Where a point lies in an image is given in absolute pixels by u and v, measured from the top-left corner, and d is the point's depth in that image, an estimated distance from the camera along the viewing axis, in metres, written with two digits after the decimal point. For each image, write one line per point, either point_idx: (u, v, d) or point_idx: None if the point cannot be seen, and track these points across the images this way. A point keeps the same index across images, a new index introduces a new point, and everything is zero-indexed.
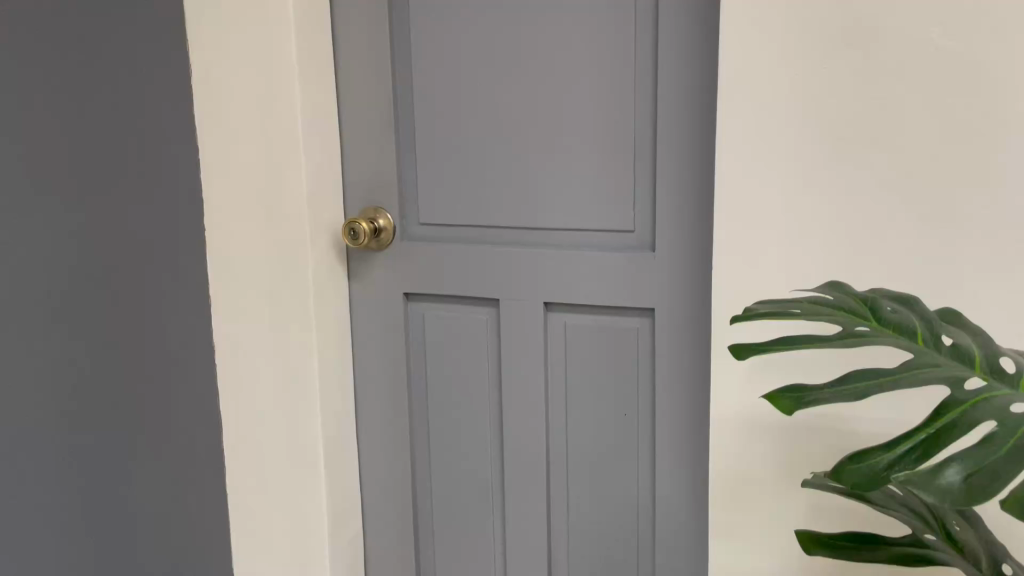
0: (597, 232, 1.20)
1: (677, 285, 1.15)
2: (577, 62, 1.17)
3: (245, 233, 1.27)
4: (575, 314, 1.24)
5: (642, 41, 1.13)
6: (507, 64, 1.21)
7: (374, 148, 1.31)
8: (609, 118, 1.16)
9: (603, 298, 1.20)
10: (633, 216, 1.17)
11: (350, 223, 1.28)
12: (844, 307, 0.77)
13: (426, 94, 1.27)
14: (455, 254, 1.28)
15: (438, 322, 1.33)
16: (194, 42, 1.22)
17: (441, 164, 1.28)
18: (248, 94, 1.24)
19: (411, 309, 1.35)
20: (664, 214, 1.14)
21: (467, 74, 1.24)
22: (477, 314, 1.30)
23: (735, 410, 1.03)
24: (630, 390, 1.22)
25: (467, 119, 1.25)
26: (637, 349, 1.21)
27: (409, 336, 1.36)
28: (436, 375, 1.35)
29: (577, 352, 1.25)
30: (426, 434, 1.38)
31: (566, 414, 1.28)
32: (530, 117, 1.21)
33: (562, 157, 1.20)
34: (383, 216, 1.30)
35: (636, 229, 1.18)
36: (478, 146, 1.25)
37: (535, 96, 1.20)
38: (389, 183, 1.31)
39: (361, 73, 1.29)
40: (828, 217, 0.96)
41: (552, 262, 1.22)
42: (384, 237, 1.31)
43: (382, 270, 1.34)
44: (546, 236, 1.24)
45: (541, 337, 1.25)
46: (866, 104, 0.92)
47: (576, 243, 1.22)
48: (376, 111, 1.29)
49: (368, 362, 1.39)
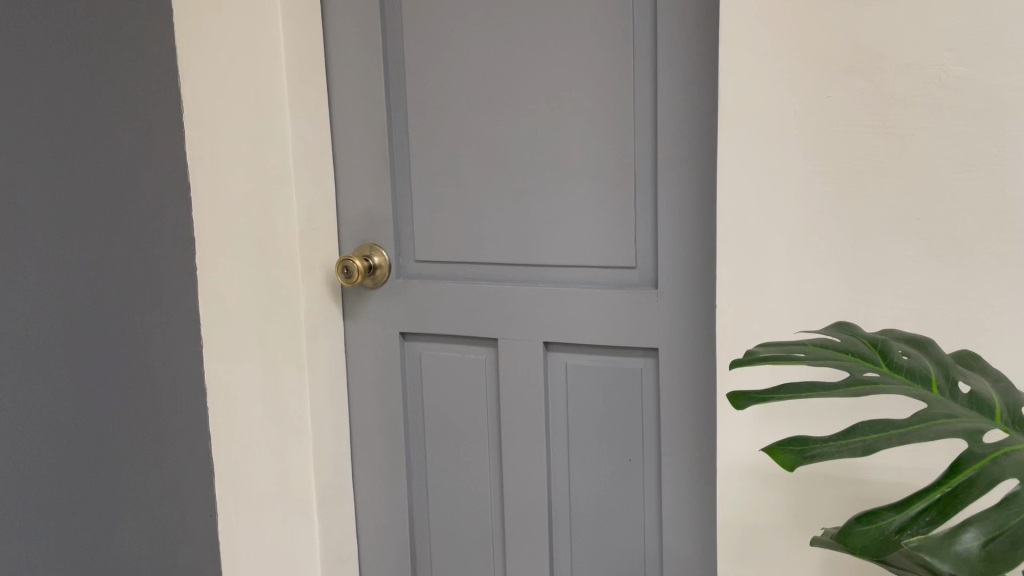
0: (597, 268, 1.15)
1: (681, 324, 1.10)
2: (575, 94, 1.13)
3: (237, 270, 1.25)
4: (577, 354, 1.19)
5: (640, 70, 1.09)
6: (503, 96, 1.18)
7: (368, 183, 1.27)
8: (607, 150, 1.12)
9: (605, 338, 1.15)
10: (634, 252, 1.12)
11: (343, 260, 1.23)
12: (854, 350, 0.72)
13: (422, 128, 1.24)
14: (453, 292, 1.24)
15: (435, 362, 1.28)
16: (188, 79, 1.23)
17: (438, 200, 1.24)
18: (240, 130, 1.21)
19: (407, 349, 1.31)
20: (665, 251, 1.09)
21: (463, 107, 1.20)
22: (475, 354, 1.26)
23: (740, 458, 0.97)
24: (634, 435, 1.17)
25: (463, 154, 1.21)
26: (641, 391, 1.15)
27: (405, 377, 1.31)
28: (434, 418, 1.30)
29: (579, 394, 1.19)
30: (424, 475, 1.33)
31: (568, 459, 1.22)
32: (527, 151, 1.17)
33: (561, 191, 1.16)
34: (378, 253, 1.26)
35: (637, 265, 1.13)
36: (475, 182, 1.21)
37: (531, 129, 1.16)
38: (383, 219, 1.27)
39: (355, 107, 1.26)
40: (837, 254, 0.90)
41: (552, 300, 1.18)
42: (379, 275, 1.27)
43: (379, 308, 1.30)
44: (545, 272, 1.19)
45: (541, 378, 1.20)
46: (876, 132, 0.87)
47: (575, 280, 1.17)
48: (371, 144, 1.26)
49: (366, 403, 1.34)
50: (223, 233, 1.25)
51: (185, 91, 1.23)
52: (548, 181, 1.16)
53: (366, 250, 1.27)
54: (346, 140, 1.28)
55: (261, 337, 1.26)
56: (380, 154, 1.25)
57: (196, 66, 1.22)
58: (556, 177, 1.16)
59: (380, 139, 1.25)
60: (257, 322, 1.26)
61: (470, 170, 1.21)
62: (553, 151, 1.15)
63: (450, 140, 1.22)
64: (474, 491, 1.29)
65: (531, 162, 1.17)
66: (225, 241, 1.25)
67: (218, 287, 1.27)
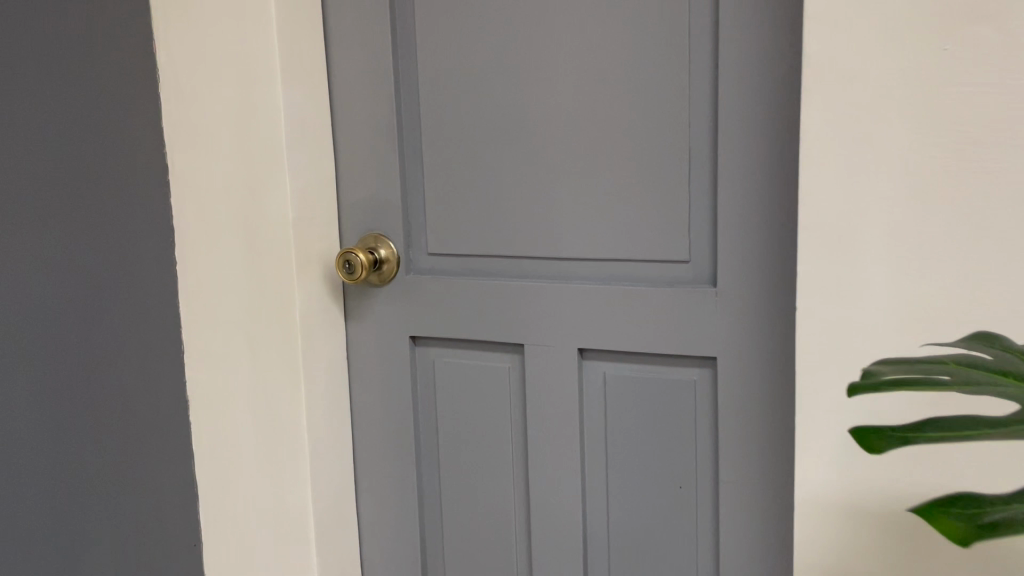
0: (643, 263, 0.98)
1: (745, 330, 0.92)
2: (618, 57, 0.95)
3: (222, 265, 1.08)
4: (618, 363, 1.01)
5: (697, 27, 0.91)
6: (532, 62, 1.00)
7: (373, 165, 1.10)
8: (655, 123, 0.94)
9: (652, 347, 0.98)
10: (688, 244, 0.95)
11: (345, 253, 1.06)
12: (1015, 372, 0.54)
13: (435, 100, 1.06)
14: (472, 290, 1.07)
15: (450, 371, 1.11)
16: (164, 43, 1.07)
17: (454, 184, 1.07)
18: (223, 101, 1.04)
19: (418, 356, 1.14)
20: (726, 243, 0.91)
21: (484, 75, 1.03)
22: (497, 363, 1.09)
23: (825, 493, 0.80)
24: (685, 458, 1.00)
25: (484, 130, 1.04)
26: (695, 407, 0.98)
27: (416, 387, 1.14)
28: (449, 435, 1.14)
29: (619, 410, 1.02)
30: (437, 500, 1.16)
31: (606, 485, 1.05)
32: (559, 126, 0.99)
33: (600, 173, 0.98)
34: (384, 245, 1.09)
35: (691, 259, 0.95)
36: (498, 163, 1.04)
37: (564, 100, 0.99)
38: (390, 207, 1.10)
39: (359, 76, 1.09)
40: (953, 247, 0.73)
41: (589, 301, 1.00)
42: (386, 270, 1.10)
43: (385, 309, 1.13)
44: (580, 267, 1.02)
45: (575, 390, 1.03)
46: (1006, 94, 0.69)
47: (615, 277, 1.00)
48: (376, 120, 1.08)
49: (371, 416, 1.17)
50: (205, 222, 1.08)
51: (162, 56, 1.07)
52: (584, 162, 0.99)
53: (371, 241, 1.10)
54: (348, 115, 1.10)
55: (250, 342, 1.09)
56: (386, 131, 1.08)
57: (175, 30, 1.05)
58: (593, 157, 0.98)
59: (386, 115, 1.08)
60: (246, 325, 1.09)
61: (492, 149, 1.04)
62: (591, 125, 0.98)
63: (468, 114, 1.05)
64: (495, 520, 1.12)
65: (564, 138, 1.00)
66: (209, 231, 1.08)
67: (201, 284, 1.10)
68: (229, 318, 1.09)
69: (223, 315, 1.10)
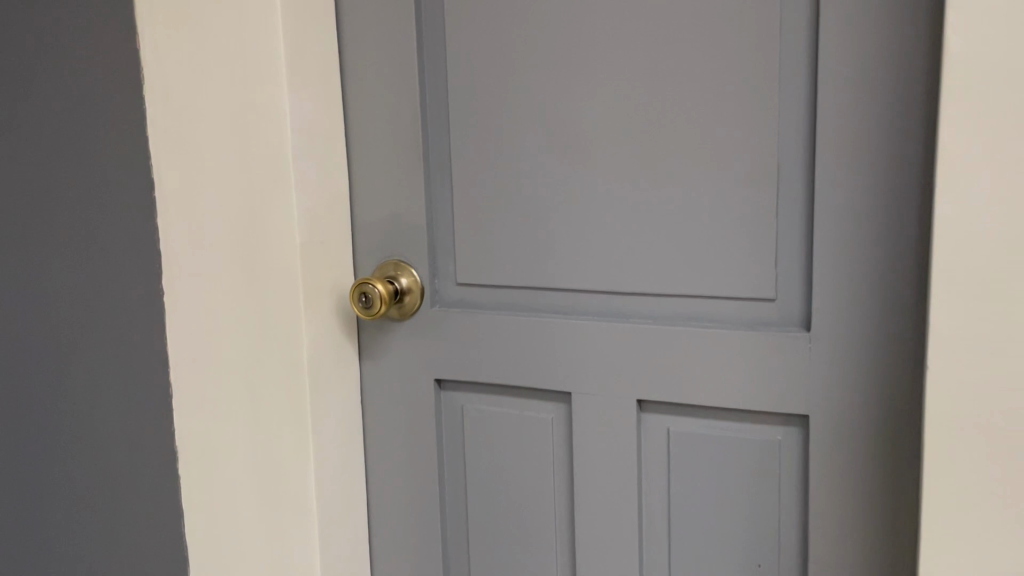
0: (716, 301, 0.82)
1: (845, 384, 0.77)
2: (689, 56, 0.79)
3: (218, 295, 0.92)
4: (684, 418, 0.86)
5: (791, 21, 0.75)
6: (584, 61, 0.84)
7: (393, 182, 0.94)
8: (734, 135, 0.79)
9: (727, 400, 0.82)
10: (773, 279, 0.79)
11: (361, 283, 0.91)
12: None
13: (466, 106, 0.90)
14: (509, 329, 0.91)
15: (482, 420, 0.96)
16: (146, 33, 0.90)
17: (488, 203, 0.91)
18: (220, 104, 0.89)
19: (444, 402, 0.98)
20: (825, 280, 0.76)
21: (524, 78, 0.87)
22: (538, 412, 0.93)
23: None
24: (764, 531, 0.84)
25: (524, 141, 0.88)
26: (779, 472, 0.82)
27: (442, 438, 0.99)
28: (480, 493, 0.98)
29: (685, 473, 0.86)
30: (465, 567, 1.01)
31: (667, 559, 0.89)
32: (617, 138, 0.84)
33: (665, 194, 0.82)
34: (406, 274, 0.94)
35: (777, 297, 0.79)
36: (541, 180, 0.88)
37: (622, 108, 0.83)
38: (413, 230, 0.94)
39: (376, 78, 0.93)
40: None
41: (651, 345, 0.85)
42: (407, 302, 0.95)
43: (406, 346, 0.98)
44: (638, 304, 0.86)
45: (633, 448, 0.88)
46: None
47: (682, 316, 0.84)
48: (397, 129, 0.93)
49: (389, 469, 1.02)
50: (198, 245, 0.92)
51: (145, 49, 0.90)
52: (645, 180, 0.83)
53: (390, 269, 0.95)
54: (364, 123, 0.95)
55: (247, 386, 0.94)
56: (409, 141, 0.92)
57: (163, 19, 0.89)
58: (657, 174, 0.82)
59: (409, 122, 0.92)
60: (245, 364, 0.93)
61: (533, 163, 0.88)
62: (655, 136, 0.82)
63: (506, 122, 0.89)
64: None
65: (622, 152, 0.84)
66: (202, 255, 0.92)
67: (195, 319, 0.94)
68: (226, 357, 0.93)
69: (219, 354, 0.94)
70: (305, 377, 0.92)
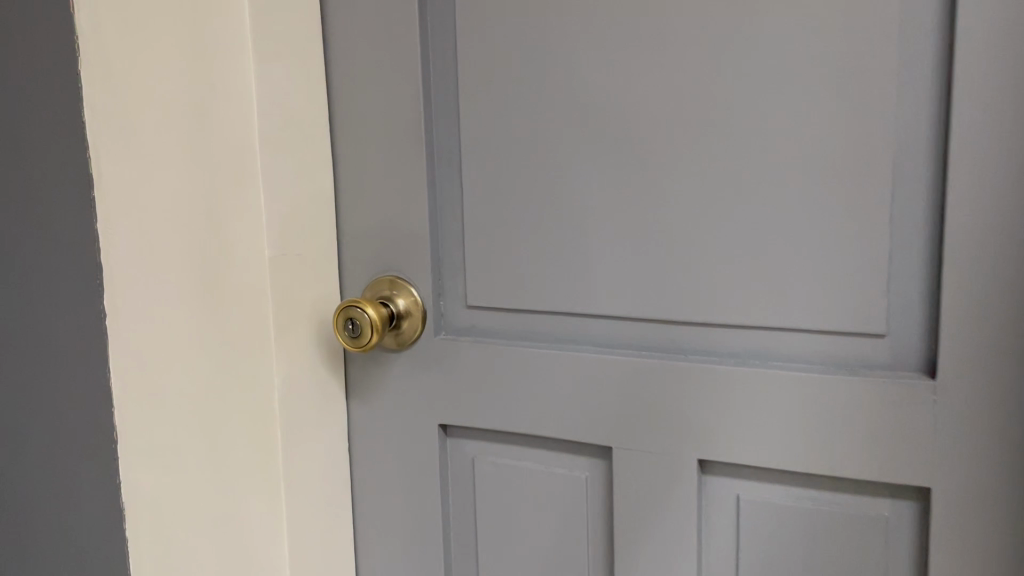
0: (804, 336, 0.63)
1: (982, 449, 0.58)
2: (777, 14, 0.60)
3: (183, 337, 0.70)
4: (758, 483, 0.67)
5: None
6: (634, 26, 0.65)
7: (390, 182, 0.76)
8: (836, 119, 0.60)
9: (817, 467, 0.64)
10: (885, 309, 0.60)
11: (348, 307, 0.73)
12: None
13: (481, 86, 0.72)
14: (533, 366, 0.73)
15: (498, 477, 0.77)
16: None
17: (507, 208, 0.72)
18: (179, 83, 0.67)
19: (451, 452, 0.80)
20: (959, 313, 0.58)
21: (556, 49, 0.68)
22: (568, 469, 0.75)
23: None
24: None
25: (555, 129, 0.69)
26: (885, 559, 0.63)
27: (448, 496, 0.80)
28: (495, 566, 0.79)
29: (759, 554, 0.68)
30: None
31: None
32: (674, 128, 0.65)
33: (740, 198, 0.63)
34: (403, 293, 0.76)
35: (888, 332, 0.61)
36: (575, 180, 0.69)
37: (681, 89, 0.64)
38: (415, 241, 0.76)
39: (371, 53, 0.75)
40: None
41: (717, 392, 0.66)
42: (406, 329, 0.77)
43: (404, 383, 0.79)
44: (699, 338, 0.67)
45: (692, 521, 0.69)
46: None
47: (756, 356, 0.65)
48: (396, 116, 0.75)
49: (382, 532, 0.83)
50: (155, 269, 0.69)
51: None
52: (711, 182, 0.64)
53: (385, 287, 0.77)
54: (356, 109, 0.77)
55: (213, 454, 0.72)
56: (409, 129, 0.74)
57: None
58: (726, 175, 0.63)
59: (410, 106, 0.74)
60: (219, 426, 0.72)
61: (565, 158, 0.69)
62: (727, 122, 0.63)
63: (532, 106, 0.70)
64: None
65: (683, 143, 0.65)
66: (161, 283, 0.69)
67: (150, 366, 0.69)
68: (193, 418, 0.71)
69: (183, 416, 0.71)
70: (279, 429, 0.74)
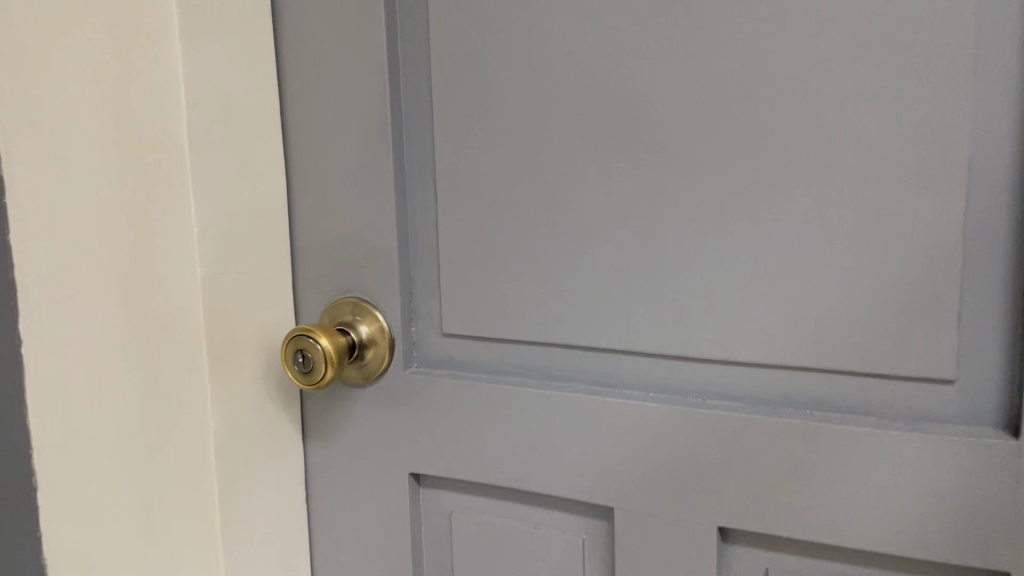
0: (850, 380, 0.51)
1: None
2: None
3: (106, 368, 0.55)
4: (791, 555, 0.55)
5: None
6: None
7: (351, 187, 0.64)
8: (895, 113, 0.47)
9: (866, 540, 0.52)
10: (954, 350, 0.48)
11: (297, 336, 0.61)
12: None
13: (459, 75, 0.60)
14: (520, 408, 0.61)
15: (480, 535, 0.66)
16: None
17: (489, 221, 0.61)
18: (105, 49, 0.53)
19: (425, 504, 0.68)
20: None
21: (546, 29, 0.56)
22: (562, 529, 0.63)
23: None
24: None
25: (546, 127, 0.57)
26: None
27: (422, 555, 0.69)
28: None
29: None
30: None
31: None
32: (689, 124, 0.53)
33: (770, 209, 0.51)
34: (364, 317, 0.65)
35: (957, 377, 0.49)
36: (570, 188, 0.57)
37: (697, 77, 0.52)
38: (381, 258, 0.64)
39: (328, 35, 0.63)
40: None
41: (744, 448, 0.54)
42: (370, 359, 0.65)
43: (371, 425, 0.67)
44: (719, 379, 0.55)
45: None
46: None
47: (790, 402, 0.53)
48: (358, 109, 0.63)
49: None
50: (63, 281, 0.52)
51: None
52: (734, 190, 0.52)
53: (346, 312, 0.66)
54: (311, 101, 0.65)
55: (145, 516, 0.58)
56: (374, 127, 0.62)
57: None
58: (753, 181, 0.51)
59: (374, 99, 0.62)
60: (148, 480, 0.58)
61: (558, 163, 0.57)
62: (757, 117, 0.51)
63: (518, 98, 0.58)
64: None
65: (701, 143, 0.53)
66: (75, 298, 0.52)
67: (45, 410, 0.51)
68: (110, 474, 0.55)
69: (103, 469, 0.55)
70: (216, 486, 0.61)
